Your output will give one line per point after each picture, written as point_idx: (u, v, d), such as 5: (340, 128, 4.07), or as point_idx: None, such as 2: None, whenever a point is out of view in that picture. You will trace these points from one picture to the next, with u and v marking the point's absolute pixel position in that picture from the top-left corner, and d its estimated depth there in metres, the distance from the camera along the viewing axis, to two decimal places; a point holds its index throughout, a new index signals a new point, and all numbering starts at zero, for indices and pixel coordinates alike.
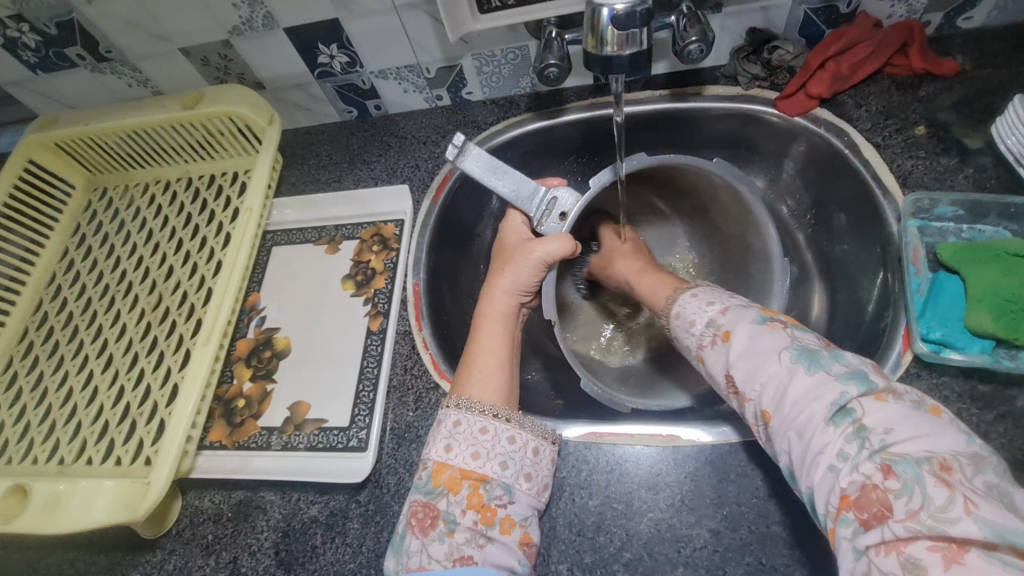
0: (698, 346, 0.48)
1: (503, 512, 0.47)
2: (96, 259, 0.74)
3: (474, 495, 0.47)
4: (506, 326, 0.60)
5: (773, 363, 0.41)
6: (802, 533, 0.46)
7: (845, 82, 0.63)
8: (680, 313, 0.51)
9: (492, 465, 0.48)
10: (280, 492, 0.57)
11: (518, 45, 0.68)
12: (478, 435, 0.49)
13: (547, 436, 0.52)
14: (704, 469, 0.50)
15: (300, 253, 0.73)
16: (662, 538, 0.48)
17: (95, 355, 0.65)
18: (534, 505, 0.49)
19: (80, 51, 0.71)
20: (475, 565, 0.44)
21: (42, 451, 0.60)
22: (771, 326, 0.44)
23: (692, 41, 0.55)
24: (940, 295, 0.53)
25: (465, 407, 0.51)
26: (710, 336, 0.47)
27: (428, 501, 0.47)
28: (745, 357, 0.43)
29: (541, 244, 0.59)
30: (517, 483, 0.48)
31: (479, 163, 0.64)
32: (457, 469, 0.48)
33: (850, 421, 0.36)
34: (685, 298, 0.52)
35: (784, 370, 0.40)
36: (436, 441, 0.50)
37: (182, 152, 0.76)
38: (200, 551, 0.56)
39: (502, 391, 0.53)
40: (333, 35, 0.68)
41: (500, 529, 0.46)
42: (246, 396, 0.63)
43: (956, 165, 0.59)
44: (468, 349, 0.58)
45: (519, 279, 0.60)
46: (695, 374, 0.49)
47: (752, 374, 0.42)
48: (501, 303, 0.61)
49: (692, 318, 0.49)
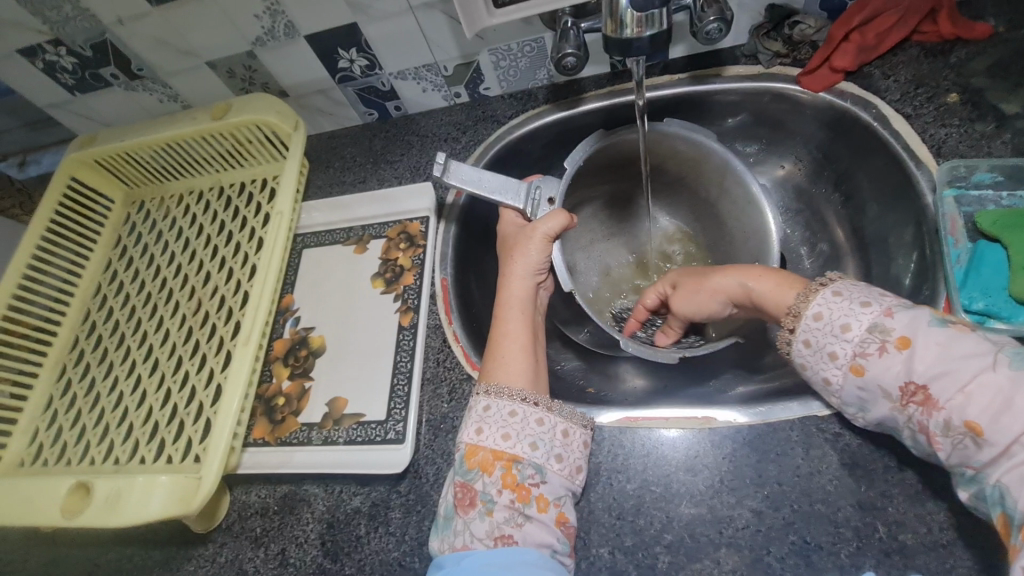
0: (860, 355, 0.44)
1: (538, 491, 0.47)
2: (138, 269, 0.77)
3: (508, 475, 0.48)
4: (526, 311, 0.60)
5: (981, 371, 0.39)
6: (847, 511, 0.46)
7: (871, 53, 0.62)
8: (812, 328, 0.47)
9: (523, 445, 0.49)
10: (323, 485, 0.59)
11: (535, 37, 0.69)
12: (507, 419, 0.50)
13: (578, 420, 0.51)
14: (743, 450, 0.50)
15: (330, 254, 0.75)
16: (703, 520, 0.48)
17: (142, 360, 0.68)
18: (569, 486, 0.49)
19: (114, 71, 0.75)
20: (515, 543, 0.45)
21: (98, 452, 0.63)
22: (957, 330, 0.41)
23: (711, 21, 0.54)
24: (982, 264, 0.52)
25: (494, 392, 0.52)
26: (875, 345, 0.44)
27: (466, 482, 0.48)
28: (934, 364, 0.41)
29: (540, 222, 0.62)
30: (549, 463, 0.49)
31: (462, 175, 0.66)
32: (489, 451, 0.49)
33: None
34: (825, 295, 0.47)
35: (1007, 381, 0.38)
36: (468, 426, 0.51)
37: (214, 162, 0.79)
38: (250, 544, 0.58)
39: (529, 375, 0.54)
40: (352, 39, 0.69)
41: (538, 507, 0.47)
42: (285, 393, 0.65)
43: (993, 131, 0.57)
44: (492, 337, 0.59)
45: (530, 259, 0.62)
46: (844, 384, 0.46)
47: (948, 379, 0.40)
48: (519, 288, 0.61)
49: (843, 323, 0.46)
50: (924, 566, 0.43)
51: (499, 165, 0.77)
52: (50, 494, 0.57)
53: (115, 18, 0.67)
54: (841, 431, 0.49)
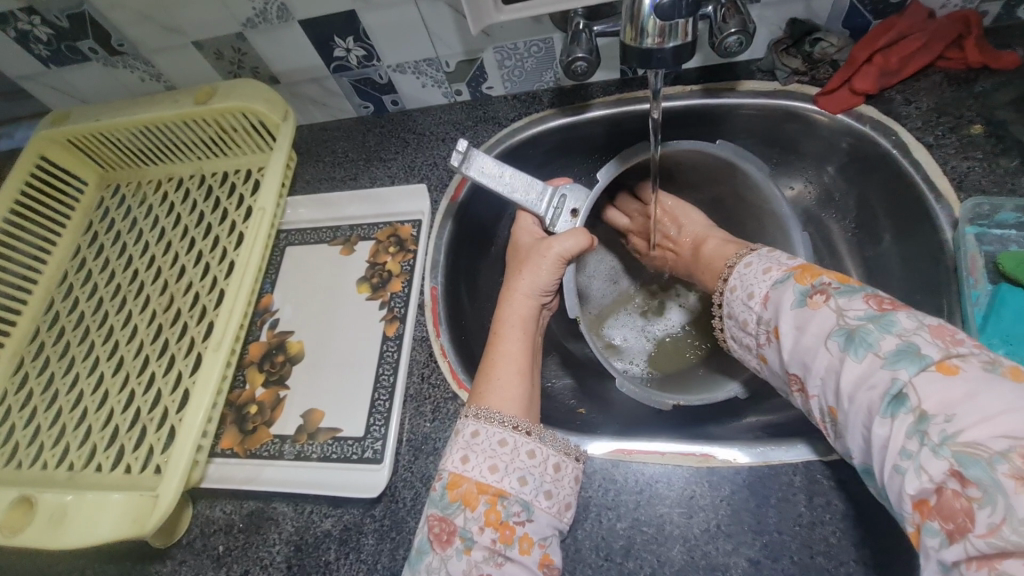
0: (761, 343, 0.47)
1: (522, 530, 0.44)
2: (108, 258, 0.72)
3: (491, 512, 0.44)
4: (526, 330, 0.57)
5: (821, 356, 0.40)
6: (850, 566, 0.43)
7: (893, 77, 0.60)
8: (729, 313, 0.50)
9: (511, 480, 0.45)
10: (293, 504, 0.55)
11: (543, 37, 0.66)
12: (497, 448, 0.46)
13: (570, 453, 0.48)
14: (742, 493, 0.47)
15: (315, 254, 0.71)
16: (695, 566, 0.45)
17: (106, 357, 0.64)
18: (556, 525, 0.46)
19: (92, 44, 0.70)
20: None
21: (52, 456, 0.59)
22: (813, 305, 0.42)
23: (732, 33, 0.51)
24: (1002, 307, 0.49)
25: (484, 417, 0.48)
26: (764, 334, 0.46)
27: (444, 516, 0.44)
28: (797, 354, 0.42)
29: (556, 240, 0.58)
30: (536, 500, 0.46)
31: (484, 168, 0.62)
32: (474, 483, 0.45)
33: (907, 410, 0.34)
34: (738, 272, 0.51)
35: (835, 362, 0.39)
36: (452, 453, 0.47)
37: (195, 148, 0.74)
38: (210, 563, 0.55)
39: (523, 401, 0.50)
40: (349, 27, 0.65)
41: (519, 548, 0.44)
42: (258, 401, 0.61)
43: (1017, 167, 0.55)
44: (487, 356, 0.55)
45: (540, 278, 0.58)
46: (763, 369, 0.48)
47: (808, 368, 0.41)
48: (522, 305, 0.58)
49: (744, 317, 0.48)
50: None
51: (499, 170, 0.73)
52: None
53: None
54: (848, 480, 0.46)
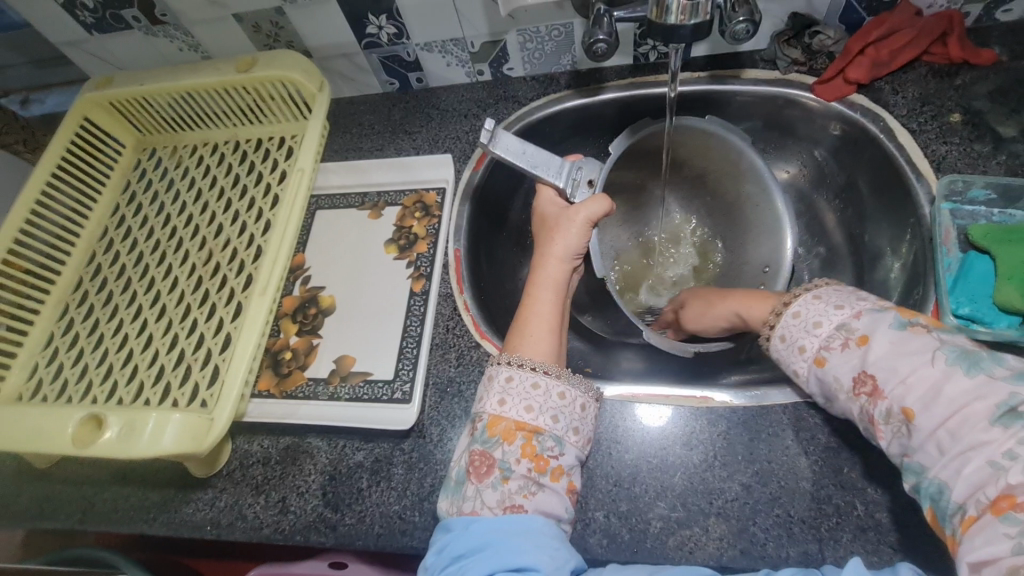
0: (824, 347, 0.48)
1: (555, 462, 0.50)
2: (147, 216, 0.77)
3: (528, 445, 0.49)
4: (559, 290, 0.62)
5: (921, 364, 0.41)
6: (830, 489, 0.49)
7: (884, 69, 0.66)
8: (796, 314, 0.51)
9: (544, 418, 0.51)
10: (327, 439, 0.60)
11: (564, 22, 0.71)
12: (530, 390, 0.52)
13: (592, 394, 0.54)
14: (736, 429, 0.53)
15: (344, 217, 0.75)
16: (695, 491, 0.51)
17: (149, 305, 0.68)
18: (581, 457, 0.52)
19: (136, 13, 0.74)
20: (526, 512, 0.47)
21: (100, 392, 0.63)
22: (914, 331, 0.43)
23: (740, 21, 0.56)
24: (969, 274, 0.54)
25: (516, 364, 0.53)
26: (839, 340, 0.47)
27: (484, 450, 0.50)
28: (879, 360, 0.43)
29: (584, 205, 0.64)
30: (567, 436, 0.51)
31: (507, 149, 0.67)
32: (512, 421, 0.50)
33: (1022, 424, 0.36)
34: (807, 297, 0.51)
35: (939, 373, 0.40)
36: (490, 396, 0.52)
37: (231, 116, 0.79)
38: (250, 490, 0.59)
39: (552, 351, 0.56)
40: (383, 6, 0.70)
41: (551, 476, 0.49)
42: (293, 348, 0.66)
43: (989, 152, 0.61)
44: (521, 313, 0.60)
45: (571, 241, 0.63)
46: (807, 372, 0.49)
47: (890, 372, 0.42)
48: (555, 269, 0.63)
49: (817, 319, 0.49)
50: (896, 543, 0.46)
51: None
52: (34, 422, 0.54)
53: None
54: (830, 417, 0.52)
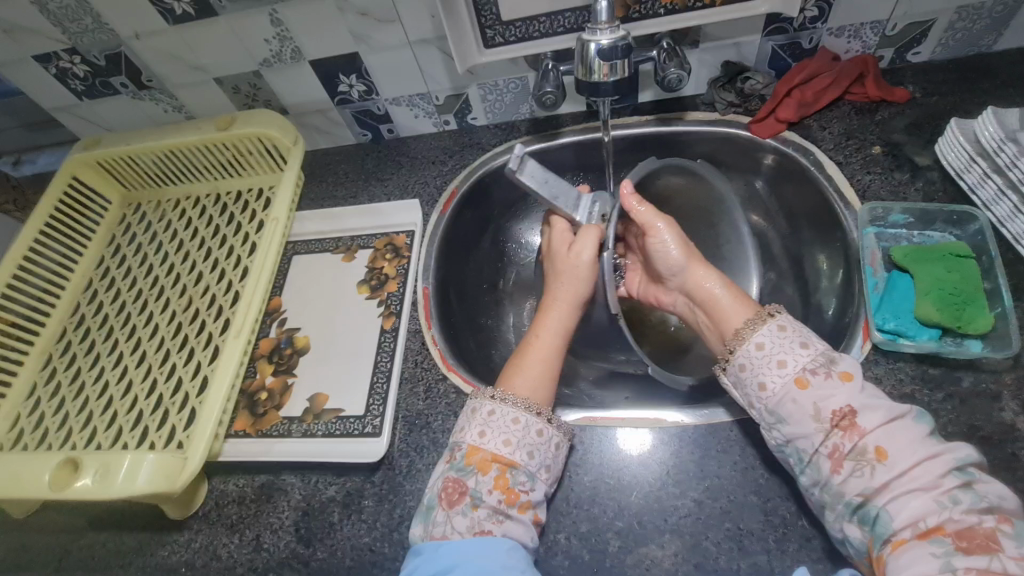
0: (806, 368, 0.49)
1: (525, 496, 0.52)
2: (130, 267, 0.80)
3: (501, 477, 0.52)
4: (562, 334, 0.63)
5: (897, 413, 0.45)
6: (776, 501, 0.51)
7: (810, 108, 0.72)
8: (762, 343, 0.51)
9: (521, 453, 0.53)
10: (301, 475, 0.62)
11: (519, 76, 0.77)
12: (510, 426, 0.54)
13: (565, 431, 0.56)
14: (688, 447, 0.55)
15: (319, 261, 0.79)
16: (650, 508, 0.53)
17: (130, 352, 0.71)
18: (549, 493, 0.54)
19: (124, 80, 0.80)
20: (493, 536, 0.49)
21: (79, 438, 0.65)
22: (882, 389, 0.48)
23: (672, 71, 0.63)
24: (893, 291, 0.58)
25: (500, 399, 0.56)
26: (823, 368, 0.49)
27: (459, 478, 0.52)
28: (865, 398, 0.46)
29: (587, 247, 0.64)
30: (539, 473, 0.53)
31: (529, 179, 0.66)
32: (489, 452, 0.53)
33: (966, 477, 0.42)
34: (779, 321, 0.52)
35: (910, 425, 0.45)
36: (471, 428, 0.55)
37: (212, 170, 0.84)
38: (224, 530, 0.61)
39: (545, 395, 0.58)
40: (353, 66, 0.77)
41: (519, 508, 0.51)
42: (268, 388, 0.69)
43: (908, 179, 0.66)
44: (519, 354, 0.62)
45: (576, 284, 0.64)
46: (784, 390, 0.49)
47: (870, 408, 0.46)
48: (562, 313, 0.64)
49: (802, 342, 0.51)
50: (840, 552, 0.48)
51: (480, 189, 0.83)
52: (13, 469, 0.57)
53: (132, 33, 0.73)
54: None
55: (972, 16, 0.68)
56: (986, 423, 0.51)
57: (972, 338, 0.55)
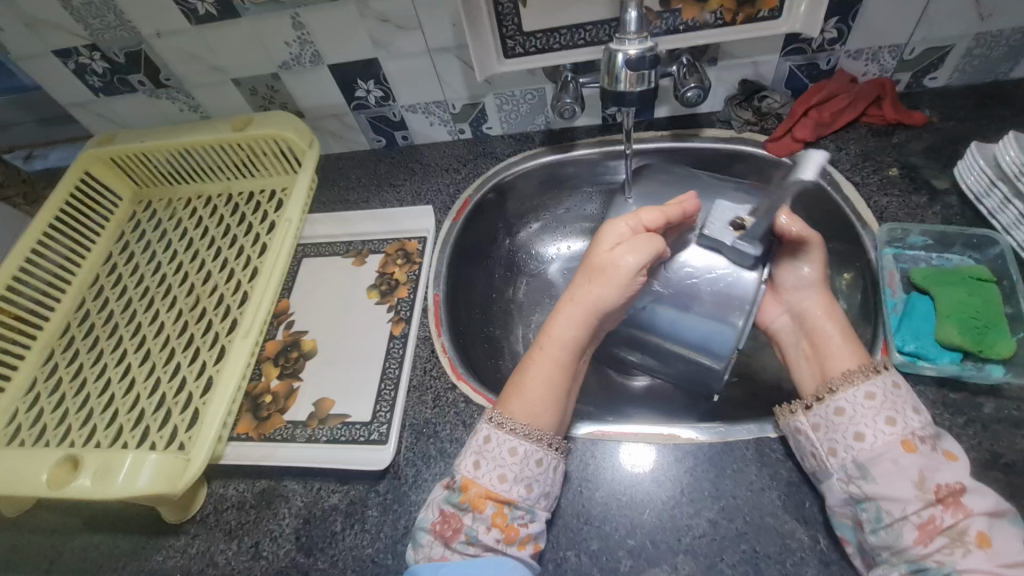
0: (916, 433, 0.46)
1: (525, 531, 0.50)
2: (138, 264, 0.80)
3: (499, 515, 0.50)
4: (573, 353, 0.56)
5: (1002, 509, 0.43)
6: (793, 524, 0.50)
7: (827, 129, 0.73)
8: (869, 392, 0.49)
9: (518, 488, 0.51)
10: (303, 482, 0.61)
11: (536, 87, 0.78)
12: (507, 457, 0.51)
13: (562, 448, 0.54)
14: (703, 465, 0.54)
15: (329, 264, 0.79)
16: (663, 527, 0.52)
17: (134, 349, 0.70)
18: (547, 513, 0.52)
19: (141, 78, 0.80)
20: (495, 556, 0.48)
21: (78, 435, 0.63)
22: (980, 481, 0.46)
23: (691, 86, 0.63)
24: (913, 312, 0.58)
25: (497, 424, 0.53)
26: (929, 440, 0.46)
27: (454, 513, 0.50)
28: (973, 482, 0.44)
29: (629, 256, 0.56)
30: (539, 503, 0.51)
31: None
32: (483, 487, 0.50)
33: None
34: (888, 380, 0.49)
35: (1011, 525, 0.43)
36: (466, 458, 0.53)
37: (225, 170, 0.84)
38: (222, 536, 0.59)
39: (544, 421, 0.54)
40: (371, 72, 0.77)
41: (519, 546, 0.49)
42: (273, 392, 0.67)
43: (926, 202, 0.66)
44: (524, 367, 0.56)
45: (605, 295, 0.56)
46: (887, 448, 0.46)
47: (979, 495, 0.43)
48: (577, 327, 0.56)
49: (913, 407, 0.48)
50: None
51: (494, 198, 0.83)
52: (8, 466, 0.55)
53: (153, 32, 0.73)
54: (791, 451, 0.54)
55: (989, 43, 0.69)
56: (1009, 450, 0.50)
57: (993, 362, 0.54)
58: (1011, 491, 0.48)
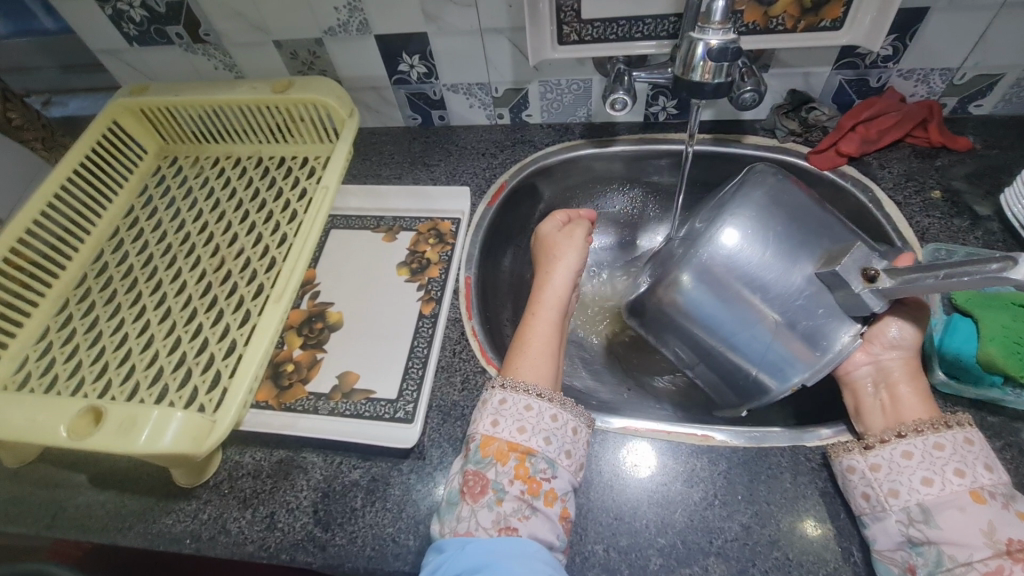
0: (986, 486, 0.44)
1: (548, 485, 0.49)
2: (161, 220, 0.77)
3: (521, 467, 0.49)
4: (559, 312, 0.63)
5: None
6: (827, 534, 0.50)
7: (873, 146, 0.72)
8: (940, 442, 0.47)
9: (537, 440, 0.51)
10: (323, 455, 0.59)
11: (584, 77, 0.77)
12: (523, 412, 0.52)
13: (585, 420, 0.54)
14: (736, 469, 0.54)
15: (359, 237, 0.77)
16: (694, 528, 0.51)
17: (154, 306, 0.68)
18: (573, 483, 0.51)
19: (179, 30, 0.78)
20: (519, 535, 0.46)
21: (92, 389, 0.61)
22: None
23: (747, 90, 0.62)
24: (955, 333, 0.57)
25: (512, 387, 0.54)
26: (1004, 499, 0.44)
27: (478, 470, 0.50)
28: None
29: (580, 230, 0.69)
30: (559, 458, 0.51)
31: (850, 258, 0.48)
32: (505, 442, 0.51)
33: None
34: (961, 433, 0.47)
35: None
36: (483, 417, 0.52)
37: (258, 133, 0.82)
38: (236, 504, 0.57)
39: (548, 375, 0.56)
40: (418, 46, 0.75)
41: (545, 500, 0.49)
42: (295, 361, 0.66)
43: (968, 227, 0.66)
44: (520, 333, 0.61)
45: (570, 262, 0.66)
46: (954, 496, 0.44)
47: None
48: (560, 290, 0.64)
49: (987, 463, 0.46)
50: None
51: (530, 186, 0.82)
52: (20, 413, 0.53)
53: None
54: (826, 462, 0.53)
55: None
56: None
57: None
58: None
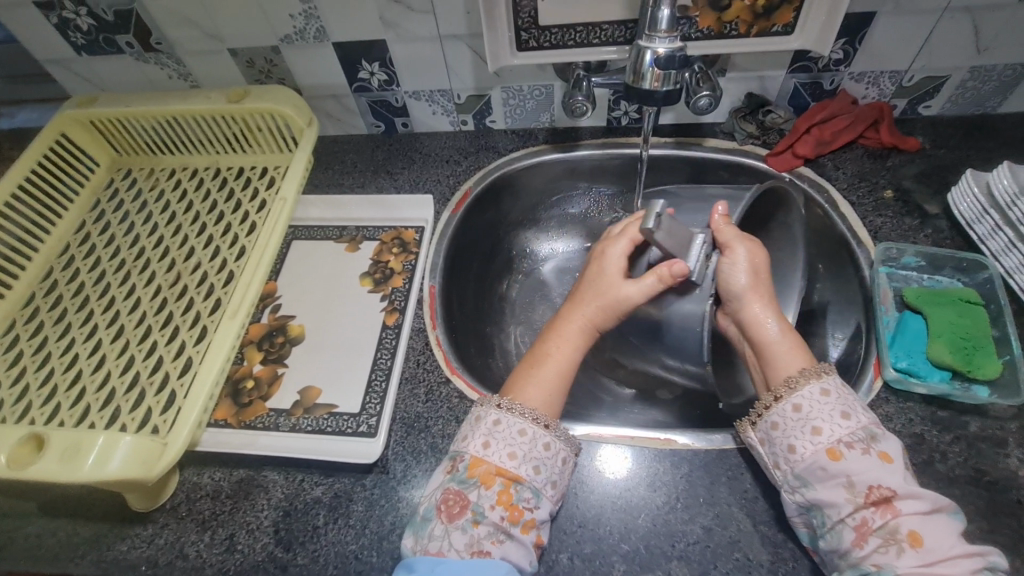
0: (842, 440, 0.47)
1: (530, 514, 0.49)
2: (114, 235, 0.75)
3: (504, 492, 0.49)
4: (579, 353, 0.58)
5: (931, 506, 0.44)
6: (785, 533, 0.50)
7: (827, 147, 0.74)
8: (799, 406, 0.49)
9: (526, 468, 0.50)
10: (285, 473, 0.58)
11: (545, 83, 0.77)
12: (517, 437, 0.51)
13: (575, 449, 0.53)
14: (698, 472, 0.54)
15: (322, 248, 0.76)
16: (658, 533, 0.51)
17: (106, 325, 0.66)
18: (553, 513, 0.51)
19: (129, 39, 0.76)
20: (491, 559, 0.46)
21: (40, 414, 0.59)
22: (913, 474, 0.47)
23: (704, 95, 0.62)
24: (906, 330, 0.59)
25: (506, 408, 0.53)
26: (858, 442, 0.47)
27: (460, 490, 0.49)
28: (903, 481, 0.45)
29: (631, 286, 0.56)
30: (545, 488, 0.50)
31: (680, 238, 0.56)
32: (493, 465, 0.50)
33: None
34: (812, 390, 0.49)
35: (942, 520, 0.44)
36: (475, 437, 0.52)
37: (215, 144, 0.80)
38: (194, 527, 0.56)
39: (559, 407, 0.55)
40: (377, 54, 0.75)
41: (522, 528, 0.48)
42: (255, 377, 0.64)
43: (918, 225, 0.68)
44: (532, 370, 0.57)
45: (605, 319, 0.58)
46: (813, 457, 0.47)
47: (907, 492, 0.44)
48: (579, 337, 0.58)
49: (843, 411, 0.48)
50: None
51: (494, 193, 0.82)
52: None
53: None
54: None
55: (983, 78, 0.71)
56: (991, 468, 0.52)
57: (979, 383, 0.56)
58: (992, 508, 0.50)
